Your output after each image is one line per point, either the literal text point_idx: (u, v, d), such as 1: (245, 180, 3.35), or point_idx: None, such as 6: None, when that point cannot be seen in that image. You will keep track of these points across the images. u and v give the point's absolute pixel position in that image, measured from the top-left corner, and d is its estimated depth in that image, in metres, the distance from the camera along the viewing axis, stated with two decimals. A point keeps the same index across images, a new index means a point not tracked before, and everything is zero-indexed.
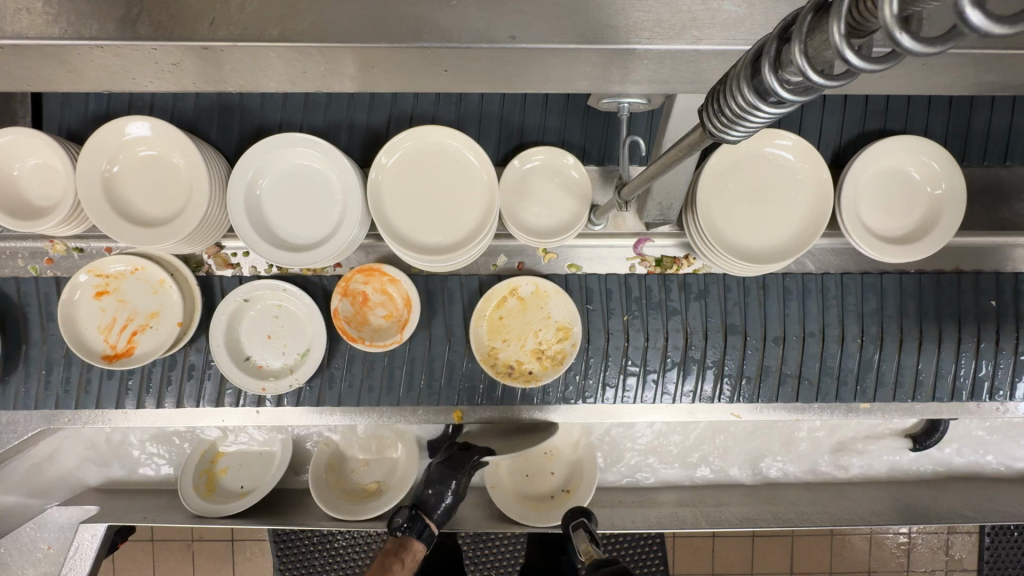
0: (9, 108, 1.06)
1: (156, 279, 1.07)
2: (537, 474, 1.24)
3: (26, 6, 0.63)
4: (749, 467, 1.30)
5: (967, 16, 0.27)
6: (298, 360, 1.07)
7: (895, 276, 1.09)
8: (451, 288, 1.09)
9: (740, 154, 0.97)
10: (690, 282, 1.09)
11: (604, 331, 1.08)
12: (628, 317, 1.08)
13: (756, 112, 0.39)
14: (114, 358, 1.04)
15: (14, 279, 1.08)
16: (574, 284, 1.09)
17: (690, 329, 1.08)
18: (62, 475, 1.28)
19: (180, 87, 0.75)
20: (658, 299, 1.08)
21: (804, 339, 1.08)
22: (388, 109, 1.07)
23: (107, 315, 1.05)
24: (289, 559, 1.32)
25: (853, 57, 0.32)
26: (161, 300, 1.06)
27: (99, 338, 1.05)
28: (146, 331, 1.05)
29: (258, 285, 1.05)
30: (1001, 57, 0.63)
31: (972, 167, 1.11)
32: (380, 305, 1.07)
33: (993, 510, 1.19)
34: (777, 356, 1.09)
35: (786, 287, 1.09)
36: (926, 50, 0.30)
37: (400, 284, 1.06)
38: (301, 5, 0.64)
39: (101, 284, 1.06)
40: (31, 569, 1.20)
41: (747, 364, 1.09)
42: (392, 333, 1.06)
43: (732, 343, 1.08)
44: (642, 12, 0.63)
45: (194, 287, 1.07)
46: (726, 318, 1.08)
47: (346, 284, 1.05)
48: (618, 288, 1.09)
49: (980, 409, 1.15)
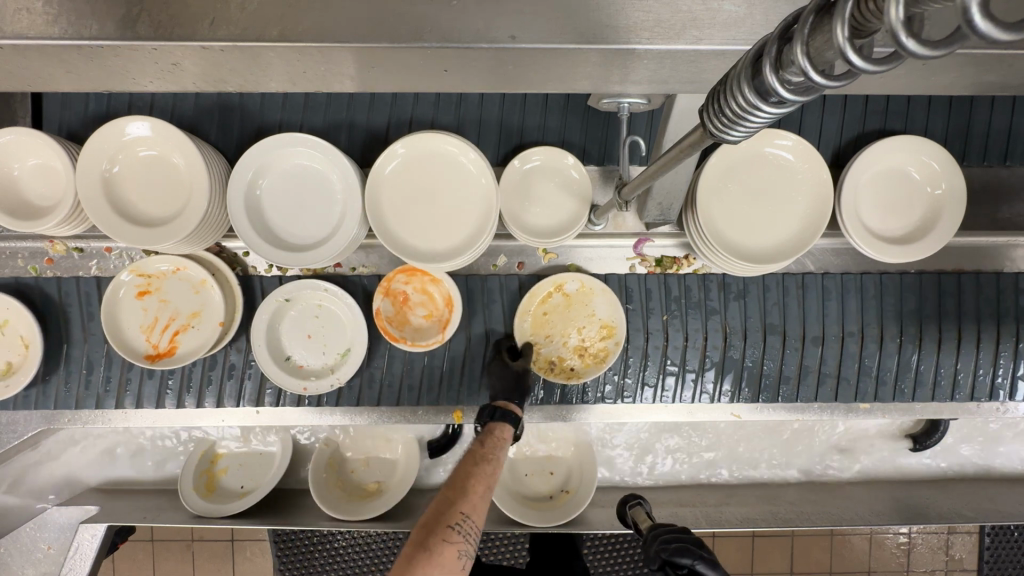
0: (9, 108, 1.06)
1: (198, 279, 1.07)
2: (536, 474, 1.24)
3: (25, 6, 0.63)
4: (752, 467, 1.30)
5: (974, 24, 0.27)
6: (339, 360, 1.07)
7: (933, 275, 1.09)
8: (492, 288, 1.09)
9: (740, 154, 0.97)
10: (730, 282, 1.09)
11: (643, 330, 1.09)
12: (667, 317, 1.09)
13: (756, 112, 0.39)
14: (157, 358, 1.04)
15: (56, 279, 1.09)
16: (613, 285, 1.09)
17: (729, 328, 1.08)
18: (67, 474, 1.28)
19: (180, 87, 0.75)
20: (698, 299, 1.09)
21: (843, 340, 1.09)
22: (388, 110, 1.07)
23: (150, 315, 1.05)
24: (290, 559, 1.32)
25: (854, 58, 0.32)
26: (203, 300, 1.06)
27: (141, 338, 1.05)
28: (188, 331, 1.06)
29: (300, 286, 1.05)
30: (1001, 57, 0.63)
31: (972, 167, 1.11)
32: (420, 305, 1.07)
33: (993, 511, 1.19)
34: (816, 357, 1.09)
35: (825, 287, 1.09)
36: (930, 53, 0.30)
37: (442, 284, 1.07)
38: (302, 5, 0.64)
39: (142, 284, 1.06)
40: (32, 569, 1.20)
41: (786, 363, 1.09)
42: (433, 333, 1.07)
43: (772, 343, 1.09)
44: (642, 12, 0.63)
45: (235, 288, 1.07)
46: (767, 318, 1.09)
47: (388, 284, 1.06)
48: (658, 288, 1.09)
49: (980, 409, 1.15)
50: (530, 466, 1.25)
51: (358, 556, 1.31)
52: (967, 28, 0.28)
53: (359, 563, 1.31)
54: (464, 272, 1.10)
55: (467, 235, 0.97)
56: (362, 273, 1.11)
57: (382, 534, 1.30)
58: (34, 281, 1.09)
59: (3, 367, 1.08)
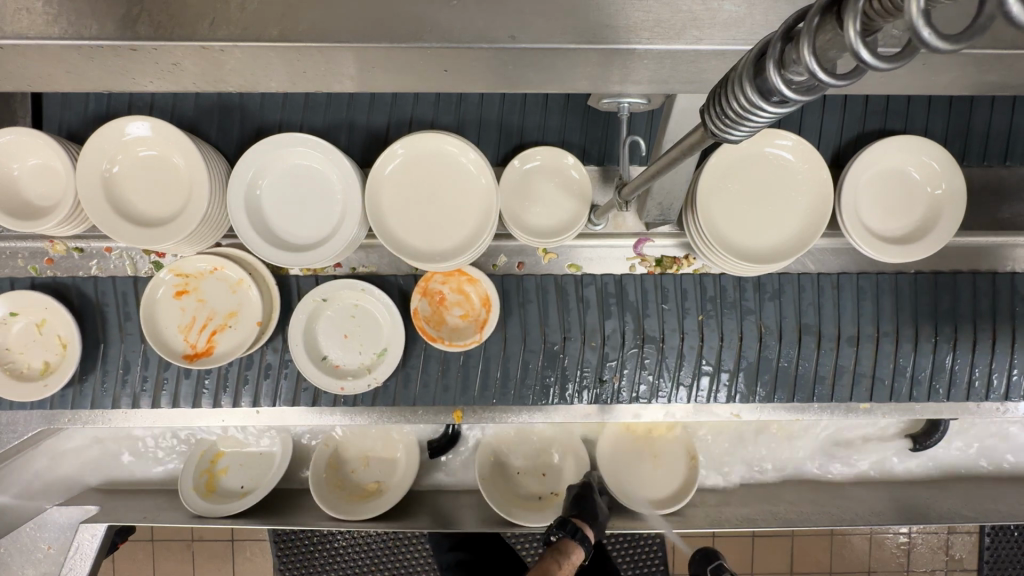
0: (8, 108, 1.06)
1: (234, 279, 1.06)
2: (526, 475, 1.25)
3: (25, 6, 0.63)
4: (754, 467, 1.30)
5: (1008, 13, 0.27)
6: (375, 360, 1.07)
7: (969, 275, 1.09)
8: (528, 288, 1.09)
9: (741, 154, 0.97)
10: (767, 281, 1.09)
11: (679, 331, 1.08)
12: (703, 317, 1.08)
13: (758, 112, 0.39)
14: (195, 358, 1.04)
15: (93, 279, 1.09)
16: (649, 285, 1.09)
17: (765, 327, 1.08)
18: (80, 472, 1.29)
19: (180, 87, 0.75)
20: (734, 299, 1.09)
21: (879, 339, 1.09)
22: (388, 110, 1.07)
23: (187, 314, 1.05)
24: (290, 559, 1.32)
25: (866, 56, 0.32)
26: (240, 300, 1.06)
27: (179, 338, 1.05)
28: (225, 331, 1.05)
29: (339, 285, 1.05)
30: (1002, 57, 0.63)
31: (972, 167, 1.11)
32: (456, 305, 1.08)
33: (993, 511, 1.19)
34: (851, 356, 1.09)
35: (860, 287, 1.09)
36: (950, 47, 0.29)
37: (479, 284, 1.07)
38: (303, 6, 0.64)
39: (180, 284, 1.05)
40: (32, 570, 1.18)
41: (822, 363, 1.09)
42: (470, 333, 1.07)
43: (807, 343, 1.09)
44: (642, 12, 0.63)
45: (272, 289, 1.07)
46: (802, 318, 1.09)
47: (426, 284, 1.07)
48: (693, 288, 1.09)
49: (980, 409, 1.15)
50: (522, 464, 1.26)
51: (358, 556, 1.31)
52: (995, 15, 0.28)
53: (359, 563, 1.31)
54: (500, 273, 1.10)
55: (466, 236, 0.97)
56: (363, 273, 1.11)
57: (382, 534, 1.30)
58: (72, 280, 1.09)
59: (42, 367, 1.08)
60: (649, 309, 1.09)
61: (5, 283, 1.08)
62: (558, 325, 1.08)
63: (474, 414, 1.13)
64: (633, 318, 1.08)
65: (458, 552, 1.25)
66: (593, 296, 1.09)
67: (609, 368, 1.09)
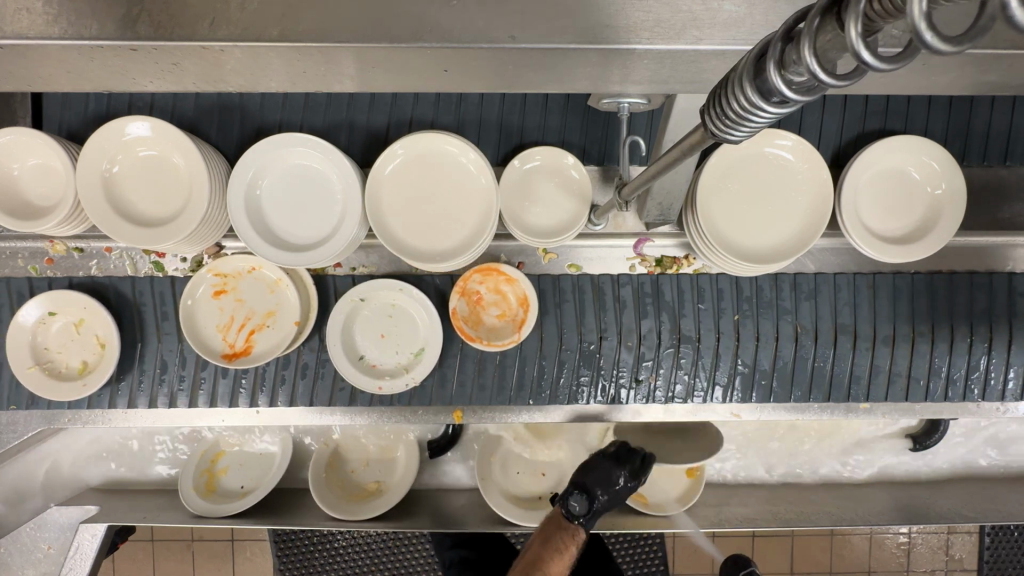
0: (9, 108, 1.06)
1: (272, 279, 1.07)
2: (526, 473, 1.25)
3: (25, 6, 0.63)
4: (756, 467, 1.30)
5: (1009, 17, 0.27)
6: (412, 360, 1.07)
7: (1005, 275, 1.09)
8: (565, 288, 1.09)
9: (741, 154, 0.97)
10: (802, 281, 1.09)
11: (715, 331, 1.08)
12: (739, 317, 1.08)
13: (758, 112, 0.39)
14: (233, 357, 1.05)
15: (126, 279, 1.09)
16: (686, 285, 1.09)
17: (801, 328, 1.08)
18: (87, 470, 1.29)
19: (180, 87, 0.75)
20: (770, 298, 1.09)
21: (915, 340, 1.09)
22: (388, 110, 1.07)
23: (226, 314, 1.06)
24: (290, 559, 1.32)
25: (867, 57, 0.32)
26: (279, 300, 1.07)
27: (217, 338, 1.05)
28: (264, 331, 1.06)
29: (377, 285, 1.05)
30: (1002, 57, 0.63)
31: (972, 167, 1.10)
32: (494, 305, 1.07)
33: (994, 511, 1.19)
34: (887, 356, 1.09)
35: (895, 286, 1.09)
36: (950, 48, 0.30)
37: (517, 284, 1.06)
38: (302, 7, 0.64)
39: (219, 284, 1.06)
40: (32, 569, 1.18)
41: (858, 364, 1.09)
42: (508, 333, 1.06)
43: (843, 343, 1.09)
44: (642, 12, 0.63)
45: (309, 288, 1.07)
46: (838, 318, 1.09)
47: (464, 285, 1.05)
48: (729, 288, 1.09)
49: (980, 409, 1.15)
50: (522, 464, 1.25)
51: (358, 556, 1.31)
52: (995, 19, 0.28)
53: (359, 563, 1.31)
54: (536, 273, 1.10)
55: (466, 236, 0.97)
56: (362, 273, 1.11)
57: (382, 534, 1.30)
58: (108, 279, 1.09)
59: (79, 367, 1.08)
60: (685, 309, 1.08)
61: (43, 282, 1.08)
62: (594, 325, 1.08)
63: (474, 414, 1.13)
64: (670, 318, 1.08)
65: (462, 550, 1.26)
66: (630, 296, 1.09)
67: (645, 369, 1.09)
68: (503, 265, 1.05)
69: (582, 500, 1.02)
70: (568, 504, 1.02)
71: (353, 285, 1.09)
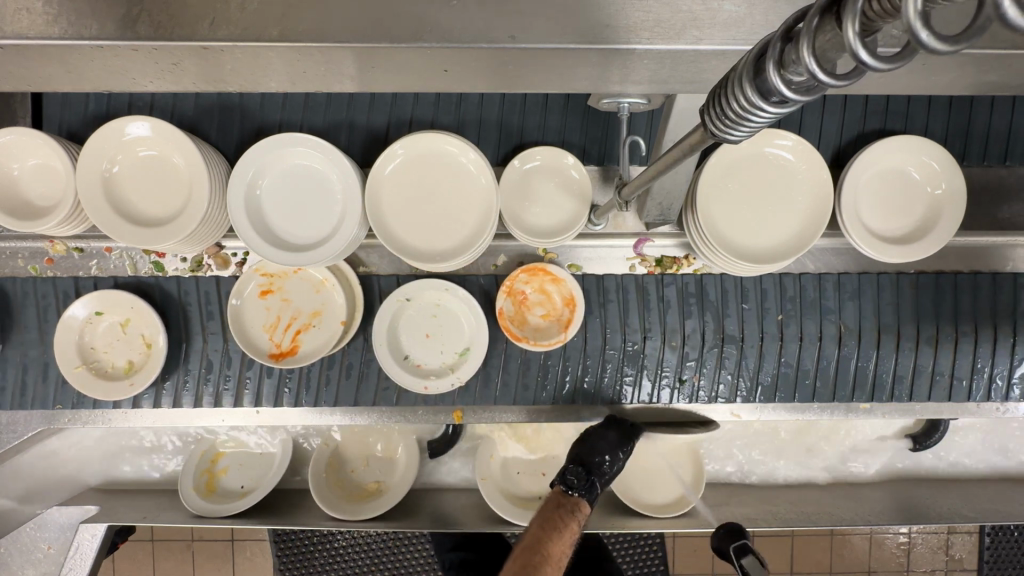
0: (9, 108, 1.06)
1: (319, 279, 1.07)
2: (526, 474, 1.24)
3: (26, 6, 0.63)
4: (758, 467, 1.30)
5: (1003, 17, 0.27)
6: (457, 359, 1.07)
7: None
8: (609, 288, 1.09)
9: (741, 154, 0.97)
10: (846, 280, 1.09)
11: (760, 332, 1.08)
12: (783, 317, 1.08)
13: (758, 112, 0.39)
14: (280, 357, 1.05)
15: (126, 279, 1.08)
16: (730, 285, 1.09)
17: (844, 328, 1.08)
18: (87, 471, 1.29)
19: (180, 87, 0.75)
20: (814, 298, 1.09)
21: (958, 340, 1.09)
22: (388, 110, 1.07)
23: (272, 314, 1.06)
24: (289, 559, 1.32)
25: (865, 56, 0.32)
26: (325, 300, 1.07)
27: (263, 338, 1.06)
28: (310, 330, 1.06)
29: (422, 286, 1.05)
30: (1002, 57, 0.63)
31: (972, 167, 1.10)
32: (539, 305, 1.07)
33: (993, 510, 1.19)
34: (931, 356, 1.09)
35: (939, 285, 1.09)
36: (948, 47, 0.30)
37: (563, 284, 1.06)
38: (303, 6, 0.64)
39: (265, 284, 1.07)
40: (32, 569, 1.18)
41: (901, 364, 1.09)
42: (554, 332, 1.06)
43: (886, 343, 1.09)
44: (642, 12, 0.63)
45: (355, 287, 1.07)
46: (881, 319, 1.09)
47: (511, 284, 1.05)
48: (773, 288, 1.09)
49: (980, 409, 1.15)
50: (522, 464, 1.25)
51: (358, 556, 1.31)
52: (991, 18, 0.28)
53: (358, 563, 1.31)
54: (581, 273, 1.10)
55: (466, 236, 0.97)
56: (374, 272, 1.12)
57: (382, 535, 1.30)
58: (125, 279, 1.09)
59: (125, 366, 1.08)
60: (729, 309, 1.08)
61: (88, 283, 1.09)
62: (638, 324, 1.08)
63: (474, 414, 1.13)
64: (714, 318, 1.08)
65: (462, 551, 1.29)
66: (674, 295, 1.09)
67: (689, 368, 1.09)
68: (549, 265, 1.06)
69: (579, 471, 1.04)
70: (567, 478, 1.03)
71: (398, 285, 1.10)
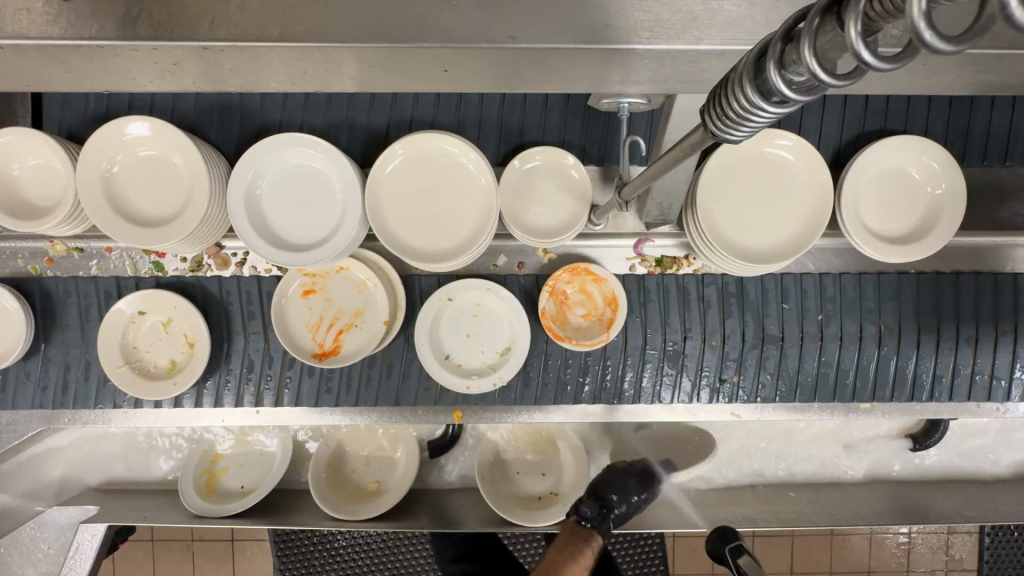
0: (9, 108, 1.07)
1: (361, 278, 1.07)
2: (526, 474, 1.24)
3: (26, 6, 0.63)
4: (762, 467, 1.30)
5: (1008, 15, 0.27)
6: (497, 359, 1.07)
7: None
8: (650, 287, 1.09)
9: (741, 154, 0.97)
10: (885, 280, 1.09)
11: (799, 331, 1.08)
12: (823, 317, 1.08)
13: (759, 112, 0.39)
14: (323, 357, 1.05)
15: (126, 279, 1.08)
16: (771, 285, 1.09)
17: (884, 327, 1.08)
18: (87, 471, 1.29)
19: (180, 86, 0.75)
20: (854, 298, 1.09)
21: (998, 339, 1.09)
22: (389, 110, 1.07)
23: (315, 313, 1.06)
24: (290, 559, 1.32)
25: (868, 56, 0.32)
26: (366, 300, 1.07)
27: (306, 337, 1.05)
28: (352, 330, 1.06)
29: (464, 285, 1.05)
30: (1001, 57, 0.63)
31: (972, 167, 1.11)
32: (579, 305, 1.07)
33: (994, 511, 1.19)
34: (971, 356, 1.09)
35: (979, 285, 1.09)
36: (952, 46, 0.30)
37: (604, 284, 1.05)
38: (303, 6, 0.64)
39: (307, 284, 1.06)
40: (31, 569, 1.18)
41: (941, 364, 1.09)
42: (595, 332, 1.06)
43: (927, 343, 1.09)
44: (641, 12, 0.63)
45: (396, 286, 1.07)
46: (920, 319, 1.09)
47: (553, 284, 1.05)
48: (813, 288, 1.09)
49: (980, 409, 1.15)
50: (522, 464, 1.25)
51: (358, 556, 1.31)
52: (996, 16, 0.28)
53: (359, 563, 1.31)
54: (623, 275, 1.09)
55: (466, 235, 0.97)
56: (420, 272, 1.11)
57: (383, 534, 1.30)
58: (125, 279, 1.09)
59: (167, 366, 1.08)
60: (770, 309, 1.08)
61: (130, 283, 1.08)
62: (678, 324, 1.08)
63: (473, 414, 1.13)
64: (754, 318, 1.08)
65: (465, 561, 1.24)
66: (714, 295, 1.08)
67: (729, 368, 1.09)
68: (590, 265, 1.05)
69: (592, 507, 1.12)
70: (579, 512, 1.11)
71: (439, 286, 1.09)
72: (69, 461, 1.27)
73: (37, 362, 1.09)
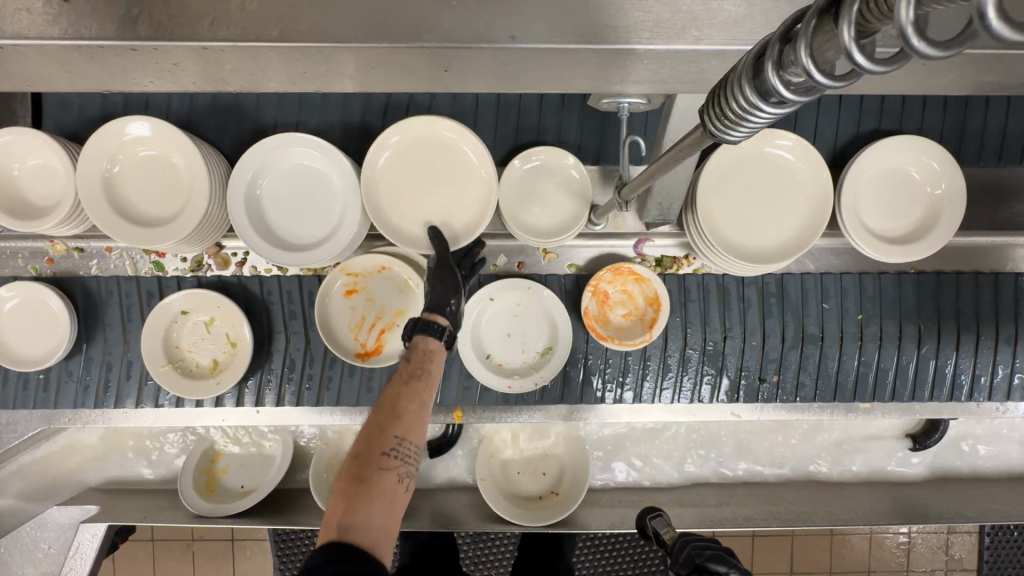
0: (8, 108, 1.07)
1: (402, 278, 1.08)
2: (526, 473, 1.24)
3: (25, 6, 0.63)
4: (763, 467, 1.30)
5: (991, 27, 0.27)
6: (538, 359, 1.08)
7: None
8: (690, 287, 1.08)
9: (740, 154, 0.97)
10: (925, 280, 1.09)
11: (840, 333, 1.08)
12: (863, 317, 1.08)
13: (757, 112, 0.39)
14: (365, 356, 1.06)
15: (126, 279, 1.08)
16: (811, 285, 1.09)
17: (923, 327, 1.08)
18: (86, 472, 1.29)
19: (180, 86, 0.75)
20: (893, 297, 1.09)
21: None
22: (390, 110, 1.07)
23: (357, 313, 1.06)
24: (289, 559, 1.31)
25: (861, 60, 0.32)
26: (408, 299, 1.07)
27: (348, 337, 1.06)
28: (393, 330, 1.07)
29: (506, 284, 1.05)
30: (998, 57, 0.63)
31: (973, 166, 1.10)
32: (621, 304, 1.07)
33: (993, 510, 1.19)
34: (1009, 356, 1.09)
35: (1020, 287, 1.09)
36: (939, 53, 0.30)
37: (646, 284, 1.06)
38: (302, 6, 0.64)
39: (350, 284, 1.06)
40: (31, 569, 1.20)
41: (979, 363, 1.09)
42: (638, 332, 1.05)
43: (965, 343, 1.09)
44: (641, 12, 0.63)
45: None
46: (960, 317, 1.09)
47: (596, 284, 1.05)
48: (853, 289, 1.09)
49: (980, 409, 1.15)
50: (523, 464, 1.25)
51: None
52: (982, 28, 0.28)
53: None
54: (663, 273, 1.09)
55: (461, 228, 0.97)
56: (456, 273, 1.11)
57: None
58: (126, 279, 1.09)
59: (210, 365, 1.08)
60: (809, 308, 1.09)
61: (164, 283, 1.08)
62: (718, 324, 1.08)
63: (474, 413, 1.13)
64: (794, 318, 1.08)
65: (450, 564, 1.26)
66: (754, 296, 1.08)
67: (770, 367, 1.09)
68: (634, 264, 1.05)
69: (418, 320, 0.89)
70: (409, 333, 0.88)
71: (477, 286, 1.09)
72: (74, 460, 1.28)
73: (80, 362, 1.09)
